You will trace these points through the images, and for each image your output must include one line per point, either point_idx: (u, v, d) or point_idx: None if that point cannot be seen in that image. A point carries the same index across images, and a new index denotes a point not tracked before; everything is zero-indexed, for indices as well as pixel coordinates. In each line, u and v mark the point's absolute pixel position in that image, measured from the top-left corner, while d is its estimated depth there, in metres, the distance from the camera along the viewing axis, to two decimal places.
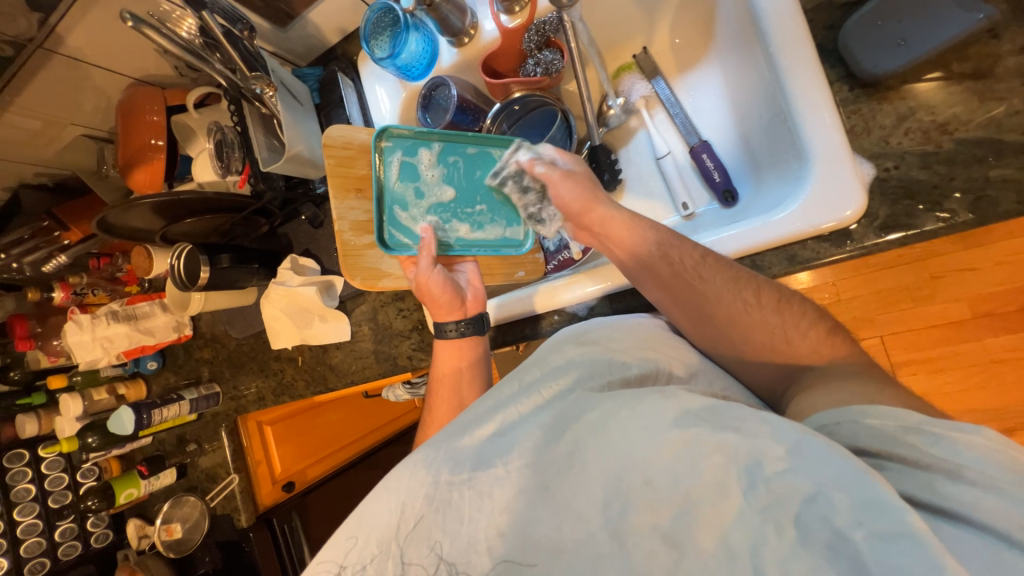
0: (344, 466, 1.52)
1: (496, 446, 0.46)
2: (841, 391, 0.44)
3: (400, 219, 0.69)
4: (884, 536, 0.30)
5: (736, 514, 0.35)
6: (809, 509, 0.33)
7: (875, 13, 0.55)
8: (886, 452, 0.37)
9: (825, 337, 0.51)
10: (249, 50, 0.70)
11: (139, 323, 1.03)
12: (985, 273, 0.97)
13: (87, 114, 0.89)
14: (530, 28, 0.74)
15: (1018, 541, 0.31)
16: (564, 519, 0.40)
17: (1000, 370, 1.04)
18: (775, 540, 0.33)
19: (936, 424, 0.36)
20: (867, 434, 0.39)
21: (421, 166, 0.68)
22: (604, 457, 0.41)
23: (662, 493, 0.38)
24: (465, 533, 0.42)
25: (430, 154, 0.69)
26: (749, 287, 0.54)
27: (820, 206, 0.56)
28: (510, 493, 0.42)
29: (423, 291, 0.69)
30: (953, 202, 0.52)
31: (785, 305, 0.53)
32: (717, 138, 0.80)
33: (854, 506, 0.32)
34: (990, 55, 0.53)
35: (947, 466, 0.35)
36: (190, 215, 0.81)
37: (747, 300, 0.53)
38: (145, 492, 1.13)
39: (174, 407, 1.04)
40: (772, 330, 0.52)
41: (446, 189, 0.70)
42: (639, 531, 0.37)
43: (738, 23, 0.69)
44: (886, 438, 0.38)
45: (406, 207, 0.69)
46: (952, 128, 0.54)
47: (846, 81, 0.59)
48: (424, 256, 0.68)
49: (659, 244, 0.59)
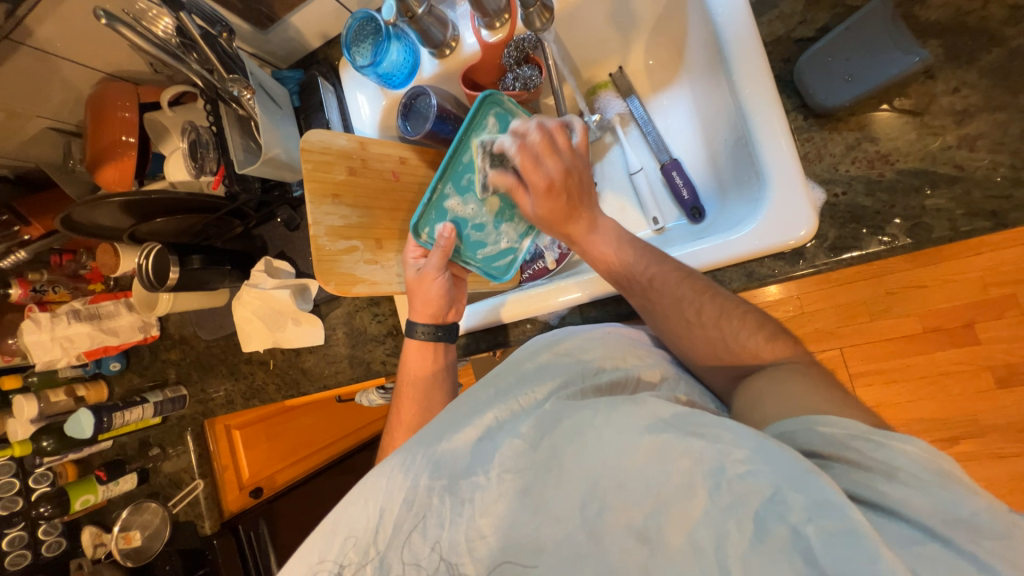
0: (316, 471, 1.49)
1: (477, 453, 0.46)
2: (794, 395, 0.46)
3: (488, 254, 0.74)
4: (831, 531, 0.32)
5: (702, 514, 0.36)
6: (768, 507, 0.34)
7: (826, 50, 0.60)
8: (836, 455, 0.39)
9: (763, 343, 0.54)
10: (227, 52, 0.70)
11: (102, 323, 1.00)
12: (934, 290, 1.04)
13: (54, 107, 0.87)
14: (509, 45, 0.76)
15: (938, 533, 0.33)
16: (543, 520, 0.41)
17: (947, 382, 1.10)
18: (737, 536, 0.34)
19: (882, 432, 0.38)
20: (820, 440, 0.40)
21: (461, 214, 0.70)
22: (582, 462, 0.42)
23: (636, 496, 0.39)
24: (447, 537, 0.43)
25: (457, 201, 0.68)
26: (691, 305, 0.56)
27: (775, 228, 0.59)
28: (492, 498, 0.43)
29: (419, 284, 0.70)
30: (893, 227, 0.57)
31: (725, 319, 0.55)
32: (687, 155, 0.84)
33: (806, 502, 0.33)
34: (927, 94, 0.58)
35: (885, 467, 0.36)
36: (160, 214, 0.80)
37: (689, 318, 0.56)
38: (103, 498, 1.10)
39: (137, 410, 1.02)
40: (712, 342, 0.55)
41: (489, 203, 0.70)
42: (615, 530, 0.39)
43: (707, 49, 0.72)
44: (839, 443, 0.39)
45: (486, 244, 0.73)
46: (893, 159, 0.58)
47: (801, 111, 0.63)
48: (438, 254, 0.68)
49: (611, 276, 0.63)
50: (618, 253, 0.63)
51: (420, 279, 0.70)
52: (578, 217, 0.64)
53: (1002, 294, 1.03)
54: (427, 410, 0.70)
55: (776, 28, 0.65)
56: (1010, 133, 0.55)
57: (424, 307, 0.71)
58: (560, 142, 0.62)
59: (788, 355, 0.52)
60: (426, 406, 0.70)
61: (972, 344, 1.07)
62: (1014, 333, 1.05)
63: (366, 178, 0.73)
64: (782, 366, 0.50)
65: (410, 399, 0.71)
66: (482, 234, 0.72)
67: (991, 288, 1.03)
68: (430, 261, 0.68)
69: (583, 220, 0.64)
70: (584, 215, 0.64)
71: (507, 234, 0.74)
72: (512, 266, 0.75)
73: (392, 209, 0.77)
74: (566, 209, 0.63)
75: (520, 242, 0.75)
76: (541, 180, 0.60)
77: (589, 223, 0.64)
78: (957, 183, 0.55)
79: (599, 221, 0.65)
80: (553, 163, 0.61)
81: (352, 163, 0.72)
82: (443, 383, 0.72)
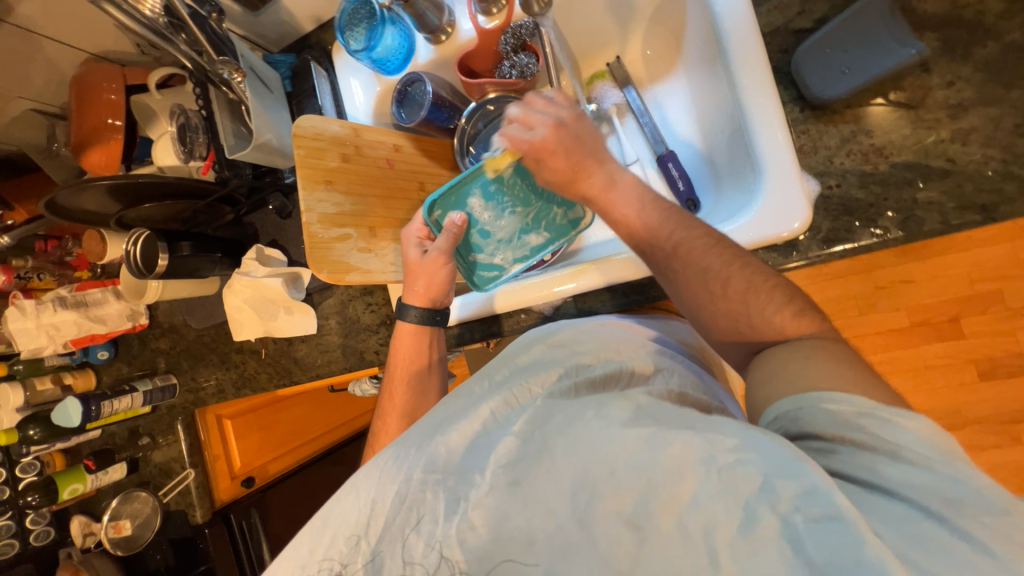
0: (309, 460, 1.49)
1: (473, 447, 0.46)
2: (797, 365, 0.43)
3: (479, 262, 0.76)
4: (817, 518, 0.32)
5: (692, 499, 0.36)
6: (758, 496, 0.34)
7: (824, 40, 0.60)
8: (839, 437, 0.37)
9: (786, 319, 0.47)
10: (217, 32, 0.68)
11: (89, 311, 0.98)
12: (923, 285, 1.06)
13: (37, 89, 0.84)
14: (505, 32, 0.75)
15: (936, 512, 0.32)
16: (534, 512, 0.41)
17: (932, 375, 1.12)
18: (725, 522, 0.34)
19: (884, 407, 0.36)
20: (825, 419, 0.38)
21: (477, 214, 0.74)
22: (572, 454, 0.42)
23: (627, 484, 0.38)
24: (442, 534, 0.43)
25: (479, 201, 0.73)
26: (717, 276, 0.50)
27: (771, 219, 0.59)
28: (484, 492, 0.43)
29: (424, 267, 0.70)
30: (885, 220, 0.58)
31: (753, 293, 0.49)
32: (682, 147, 0.83)
33: (795, 491, 0.33)
34: (922, 87, 0.58)
35: (890, 447, 0.35)
36: (148, 199, 0.78)
37: (715, 289, 0.50)
38: (91, 488, 1.09)
39: (126, 399, 1.01)
40: (733, 315, 0.49)
41: (506, 219, 0.74)
42: (606, 520, 0.38)
43: (704, 39, 0.72)
44: (841, 423, 0.37)
45: (481, 251, 0.75)
46: (887, 152, 0.59)
47: (798, 102, 0.63)
48: (447, 238, 0.69)
49: (631, 240, 0.58)
50: (640, 215, 0.57)
51: (421, 260, 0.70)
52: (588, 173, 0.60)
53: (988, 290, 1.04)
54: (419, 396, 0.70)
55: (774, 19, 0.65)
56: (1002, 128, 0.55)
57: (421, 288, 0.71)
58: (539, 105, 0.63)
59: (820, 330, 0.46)
60: (416, 392, 0.70)
61: (959, 338, 1.09)
62: (999, 328, 1.07)
63: (359, 165, 0.72)
64: (807, 339, 0.45)
65: (400, 383, 0.70)
66: (486, 246, 0.75)
67: (979, 284, 1.04)
68: (437, 243, 0.70)
69: (597, 177, 0.60)
70: (596, 171, 0.60)
71: (503, 252, 0.76)
72: (496, 284, 0.76)
73: (387, 196, 0.76)
74: (571, 163, 0.60)
75: (513, 267, 0.76)
76: (529, 141, 0.61)
77: (606, 181, 0.60)
78: (950, 177, 0.56)
79: (617, 179, 0.60)
80: (539, 124, 0.62)
81: (345, 149, 0.71)
82: (432, 370, 0.72)
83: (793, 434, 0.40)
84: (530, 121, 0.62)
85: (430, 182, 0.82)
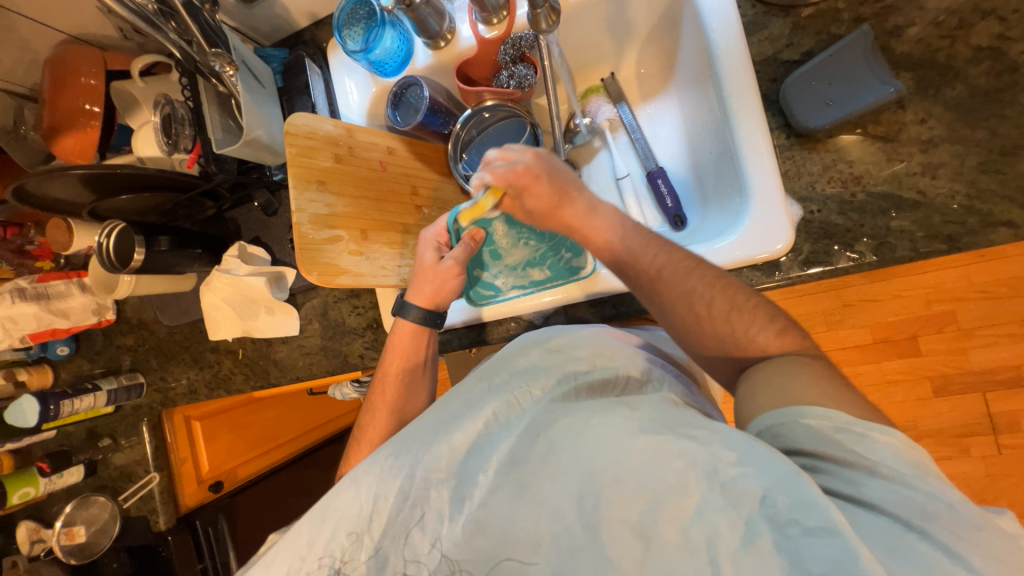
0: (281, 464, 1.43)
1: (476, 453, 0.46)
2: (782, 380, 0.44)
3: (481, 278, 0.78)
4: (817, 533, 0.33)
5: (697, 508, 0.37)
6: (760, 511, 0.35)
7: (811, 73, 0.63)
8: (819, 452, 0.39)
9: (771, 337, 0.49)
10: (210, 24, 0.66)
11: (51, 304, 0.92)
12: (884, 303, 1.15)
13: (6, 68, 0.80)
14: (506, 41, 0.76)
15: (916, 526, 0.34)
16: (540, 516, 0.41)
17: (893, 390, 1.17)
18: (728, 534, 0.35)
19: (859, 423, 0.39)
20: (804, 433, 0.40)
21: (497, 235, 0.79)
22: (577, 458, 0.42)
23: (632, 491, 0.39)
24: (446, 532, 0.43)
25: (501, 225, 0.78)
26: (701, 300, 0.52)
27: (755, 240, 0.62)
28: (487, 494, 0.44)
29: (435, 271, 0.70)
30: (861, 245, 0.61)
31: (737, 312, 0.51)
32: (672, 164, 0.86)
33: (795, 505, 0.34)
34: (897, 123, 0.62)
35: (868, 463, 0.37)
36: (125, 191, 0.75)
37: (699, 312, 0.52)
38: (44, 492, 1.03)
39: (88, 399, 0.95)
40: (719, 338, 0.51)
41: (521, 249, 0.78)
42: (611, 525, 0.39)
43: (696, 62, 0.75)
44: (821, 438, 0.39)
45: (486, 269, 0.78)
46: (864, 181, 0.62)
47: (784, 130, 0.66)
48: (461, 247, 0.71)
49: (616, 265, 0.59)
50: (622, 239, 0.59)
51: (436, 265, 0.70)
52: (570, 200, 0.61)
53: (942, 310, 1.12)
54: (410, 393, 0.70)
55: (764, 49, 0.68)
56: (967, 164, 0.59)
57: (428, 292, 0.70)
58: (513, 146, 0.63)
59: (802, 348, 0.49)
60: (408, 389, 0.70)
61: (919, 355, 1.15)
62: (951, 347, 1.14)
63: (352, 166, 0.71)
64: (786, 356, 0.47)
65: (394, 379, 0.70)
66: (492, 268, 0.78)
67: (934, 304, 1.13)
68: (454, 252, 0.70)
69: (579, 204, 0.61)
70: (577, 200, 0.62)
71: (505, 277, 0.77)
72: (489, 302, 0.75)
73: (379, 199, 0.75)
74: (553, 192, 0.61)
75: (509, 291, 0.76)
76: (512, 171, 0.60)
77: (585, 207, 0.61)
78: (920, 209, 0.60)
79: (598, 204, 0.62)
80: (519, 156, 0.62)
81: (338, 150, 0.71)
82: (426, 369, 0.72)
83: (776, 448, 0.41)
84: (511, 154, 0.62)
85: (423, 186, 0.82)
